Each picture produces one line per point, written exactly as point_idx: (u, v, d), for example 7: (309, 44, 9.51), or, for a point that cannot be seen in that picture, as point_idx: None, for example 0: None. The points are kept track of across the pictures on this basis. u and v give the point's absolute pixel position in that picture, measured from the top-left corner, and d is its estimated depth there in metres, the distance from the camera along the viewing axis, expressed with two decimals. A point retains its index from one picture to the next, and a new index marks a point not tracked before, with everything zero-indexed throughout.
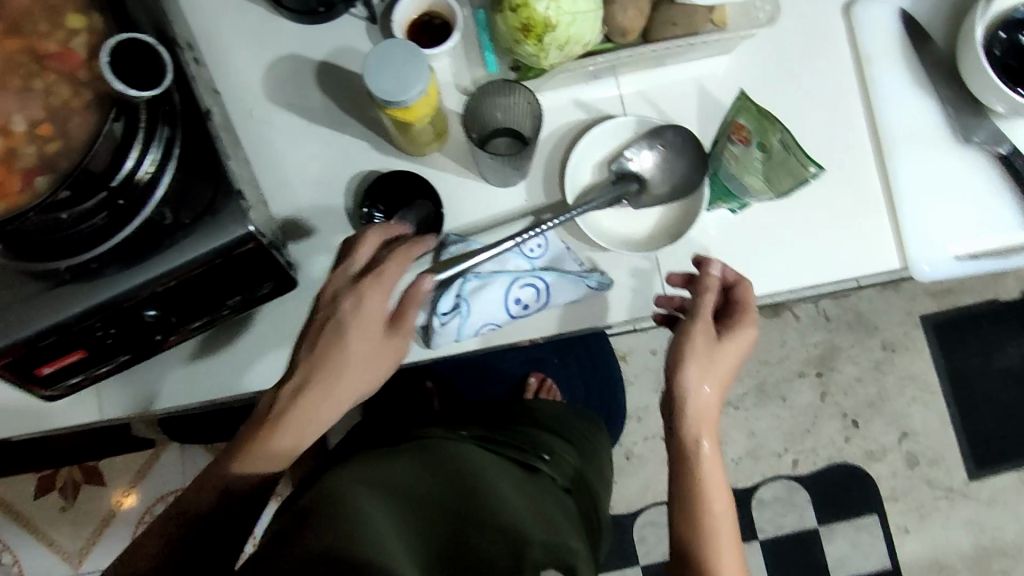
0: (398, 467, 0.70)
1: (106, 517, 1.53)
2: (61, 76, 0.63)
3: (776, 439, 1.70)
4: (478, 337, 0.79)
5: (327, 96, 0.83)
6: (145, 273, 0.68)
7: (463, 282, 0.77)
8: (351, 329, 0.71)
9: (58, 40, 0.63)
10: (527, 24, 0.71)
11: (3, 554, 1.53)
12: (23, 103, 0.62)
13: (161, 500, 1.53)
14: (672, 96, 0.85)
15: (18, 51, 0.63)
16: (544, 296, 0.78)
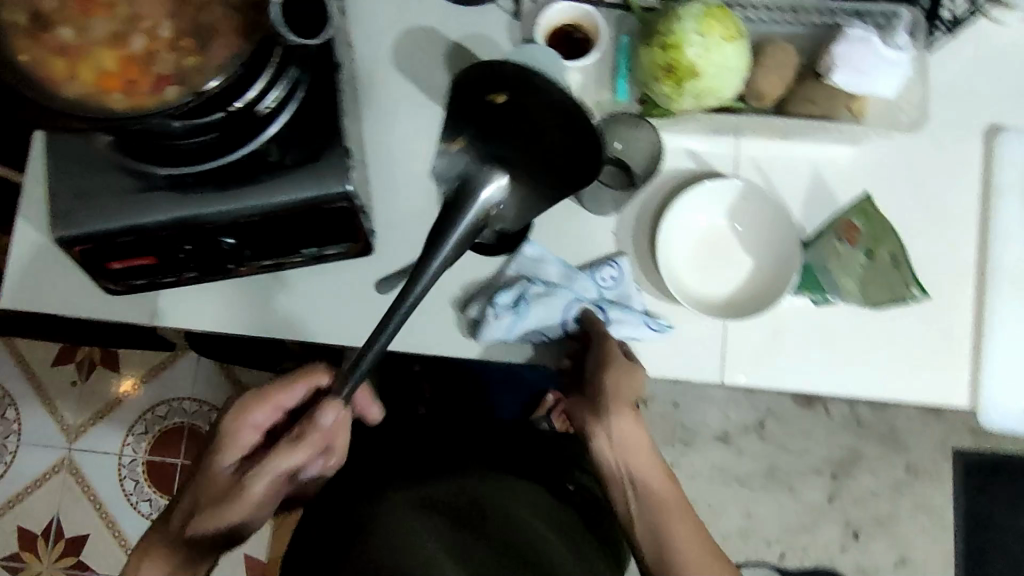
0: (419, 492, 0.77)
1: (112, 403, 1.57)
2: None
3: (772, 526, 1.67)
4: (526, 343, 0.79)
5: (451, 79, 0.83)
6: (237, 202, 0.69)
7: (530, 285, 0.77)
8: (248, 418, 0.73)
9: None
10: (671, 65, 0.70)
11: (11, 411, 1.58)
12: (173, 14, 0.64)
13: (168, 405, 1.56)
14: (789, 171, 0.82)
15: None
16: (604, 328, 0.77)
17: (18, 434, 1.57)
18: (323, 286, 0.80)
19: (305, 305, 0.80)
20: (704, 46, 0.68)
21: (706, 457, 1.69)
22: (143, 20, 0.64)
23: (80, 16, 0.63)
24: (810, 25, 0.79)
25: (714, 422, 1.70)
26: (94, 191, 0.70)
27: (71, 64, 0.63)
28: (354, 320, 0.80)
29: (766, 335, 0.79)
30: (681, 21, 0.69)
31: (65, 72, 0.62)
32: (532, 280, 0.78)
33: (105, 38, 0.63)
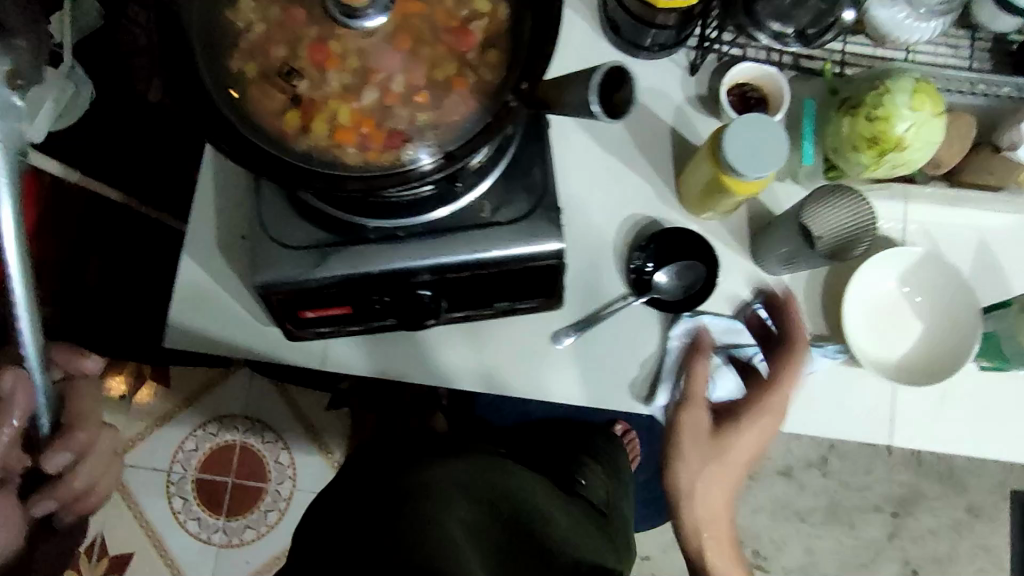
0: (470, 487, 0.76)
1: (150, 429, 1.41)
2: (451, 52, 0.64)
3: (833, 563, 1.68)
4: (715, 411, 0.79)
5: (625, 131, 0.83)
6: (446, 257, 0.68)
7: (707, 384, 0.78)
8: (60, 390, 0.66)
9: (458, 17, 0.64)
10: (877, 137, 0.71)
11: None
12: (405, 65, 0.63)
13: (221, 421, 1.42)
14: (954, 239, 0.83)
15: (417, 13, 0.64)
16: None
17: None
18: (497, 334, 0.79)
19: (478, 355, 0.79)
20: (915, 122, 0.69)
21: (769, 490, 1.69)
22: (375, 72, 0.63)
23: (314, 69, 0.63)
24: (984, 96, 0.81)
25: (777, 455, 1.71)
26: (300, 240, 0.69)
27: (304, 117, 0.63)
28: (527, 371, 0.79)
29: (937, 397, 0.79)
30: (892, 96, 0.70)
31: (298, 124, 0.63)
32: (708, 356, 0.78)
33: (337, 91, 0.63)
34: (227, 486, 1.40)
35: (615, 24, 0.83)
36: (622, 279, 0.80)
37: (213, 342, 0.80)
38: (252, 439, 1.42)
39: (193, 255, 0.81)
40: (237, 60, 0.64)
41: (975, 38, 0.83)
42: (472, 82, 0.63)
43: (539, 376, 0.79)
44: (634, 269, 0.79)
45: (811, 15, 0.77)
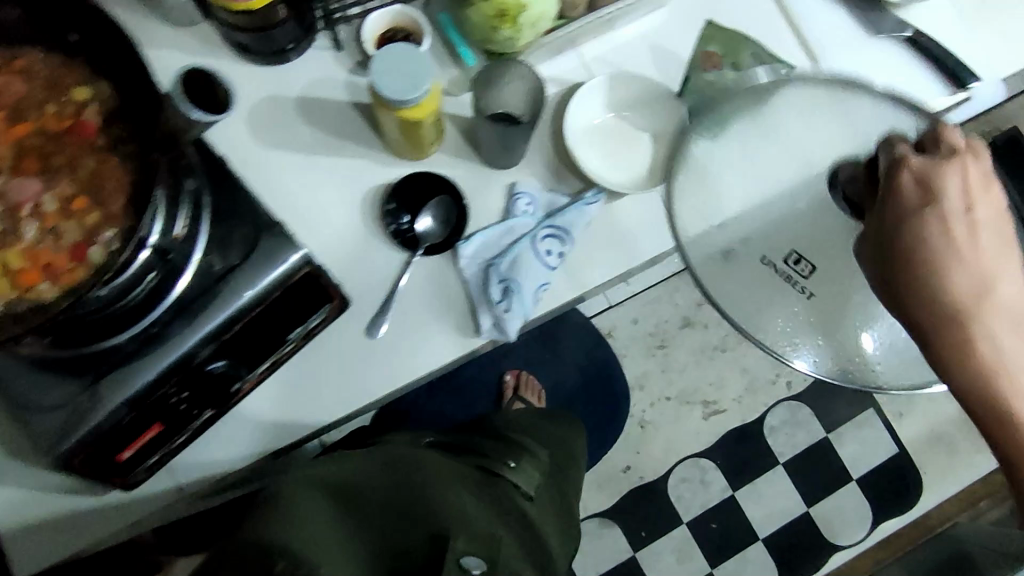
0: (375, 482, 0.83)
1: None
2: (84, 148, 0.64)
3: (767, 367, 1.81)
4: (540, 303, 0.82)
5: (316, 128, 0.85)
6: (211, 323, 0.68)
7: (504, 287, 0.79)
8: None
9: (70, 115, 0.64)
10: (500, 9, 0.77)
11: None
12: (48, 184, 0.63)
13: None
14: (629, 54, 0.92)
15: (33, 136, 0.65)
16: (565, 236, 0.82)
17: None
18: (317, 362, 0.80)
19: (314, 390, 0.79)
20: None
21: (684, 347, 1.81)
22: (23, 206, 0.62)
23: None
24: None
25: (671, 314, 1.81)
26: (68, 394, 0.67)
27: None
28: (364, 375, 0.80)
29: None
30: None
31: None
32: (495, 260, 0.80)
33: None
34: None
35: (243, 45, 0.84)
36: (389, 245, 0.82)
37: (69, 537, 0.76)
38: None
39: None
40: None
41: None
42: (122, 169, 0.63)
43: (375, 371, 0.80)
44: (394, 231, 0.81)
45: None
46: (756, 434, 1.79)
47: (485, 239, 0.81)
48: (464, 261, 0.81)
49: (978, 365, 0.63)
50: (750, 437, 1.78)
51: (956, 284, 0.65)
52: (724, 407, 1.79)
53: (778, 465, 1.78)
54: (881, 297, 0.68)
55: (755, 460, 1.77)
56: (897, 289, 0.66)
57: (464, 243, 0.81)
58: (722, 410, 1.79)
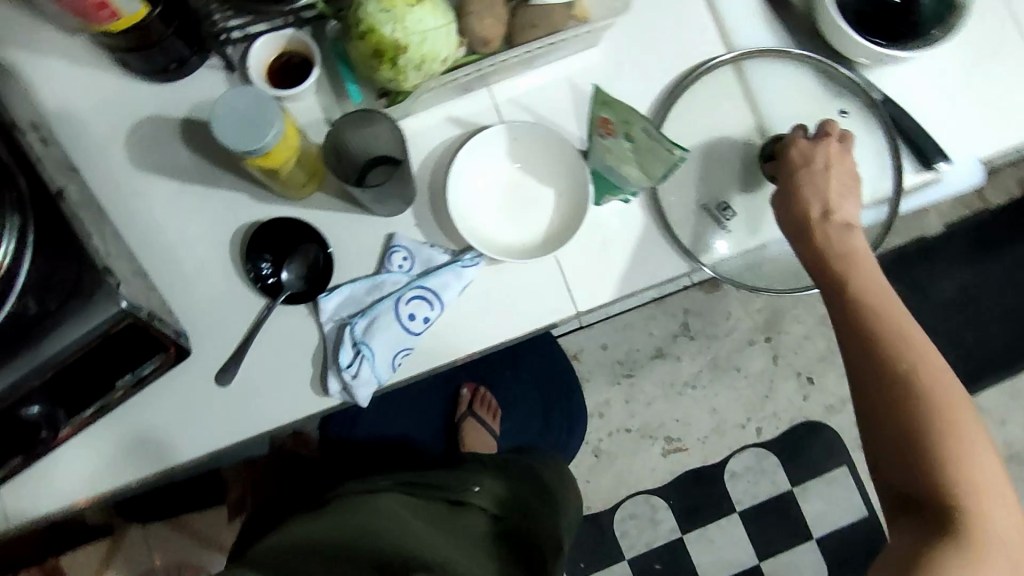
0: (335, 528, 0.81)
1: None
2: None
3: (738, 409, 1.73)
4: (399, 369, 0.77)
5: (194, 153, 0.80)
6: (15, 373, 0.63)
7: (356, 352, 0.75)
8: None
9: None
10: (378, 50, 0.70)
11: None
12: None
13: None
14: (548, 99, 0.84)
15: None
16: (433, 300, 0.76)
17: None
18: (164, 405, 0.76)
19: (156, 436, 0.76)
20: (395, 20, 0.68)
21: (652, 378, 1.73)
22: None
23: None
24: None
25: (643, 343, 1.74)
26: None
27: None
28: (210, 426, 0.77)
29: (593, 248, 0.81)
30: (364, 7, 0.69)
31: None
32: (352, 319, 0.76)
33: None
34: None
35: (122, 61, 0.78)
36: (251, 291, 0.78)
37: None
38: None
39: None
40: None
41: None
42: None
43: (224, 421, 0.77)
44: (254, 278, 0.76)
45: None
46: (717, 477, 1.71)
47: (348, 295, 0.77)
48: (324, 316, 0.76)
49: (863, 346, 0.70)
50: (709, 479, 1.71)
51: (858, 269, 0.74)
52: (686, 445, 1.71)
53: (734, 512, 1.70)
54: (788, 241, 0.80)
55: (712, 504, 1.70)
56: (784, 213, 0.79)
57: (324, 296, 0.76)
58: (684, 449, 1.71)
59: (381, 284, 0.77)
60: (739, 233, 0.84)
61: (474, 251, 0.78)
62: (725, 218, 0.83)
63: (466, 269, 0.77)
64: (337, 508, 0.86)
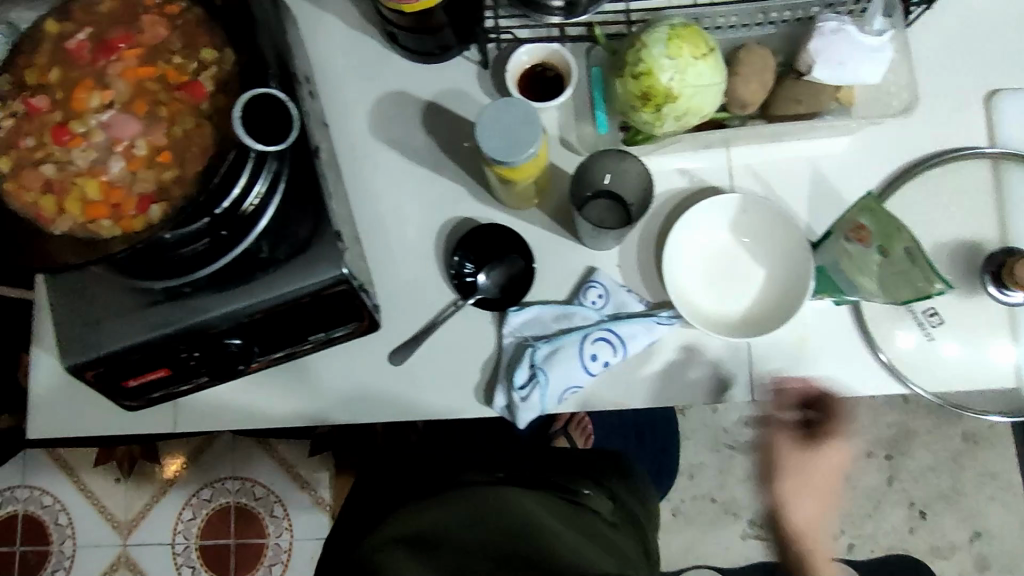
0: (467, 525, 0.72)
1: (163, 488, 1.48)
2: (187, 107, 0.65)
3: (835, 519, 1.59)
4: (563, 403, 0.76)
5: (430, 138, 0.82)
6: (240, 301, 0.68)
7: (532, 374, 0.74)
8: None
9: (188, 71, 0.65)
10: (647, 93, 0.69)
11: (62, 515, 1.48)
12: (146, 128, 0.65)
13: (212, 487, 1.49)
14: (786, 175, 0.80)
15: (149, 78, 0.66)
16: (619, 348, 0.75)
17: (73, 536, 1.48)
18: (335, 365, 0.79)
19: (319, 391, 0.78)
20: (677, 70, 0.67)
21: (754, 457, 1.63)
22: (119, 141, 0.65)
23: (59, 150, 0.65)
24: (780, 22, 0.77)
25: (755, 420, 1.63)
26: (99, 313, 0.70)
27: (59, 200, 0.64)
28: (368, 395, 0.78)
29: (787, 343, 0.77)
30: (648, 48, 0.67)
31: (55, 208, 0.64)
32: (535, 342, 0.75)
33: (85, 168, 0.64)
34: (229, 547, 1.47)
35: (392, 33, 0.82)
36: (446, 283, 0.79)
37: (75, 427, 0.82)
38: (245, 499, 1.48)
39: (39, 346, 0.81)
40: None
41: None
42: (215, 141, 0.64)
43: (383, 398, 0.78)
44: (454, 273, 0.77)
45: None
46: None
47: (538, 315, 0.76)
48: (507, 328, 0.76)
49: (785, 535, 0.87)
50: None
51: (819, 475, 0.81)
52: (767, 536, 1.61)
53: None
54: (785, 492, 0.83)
55: None
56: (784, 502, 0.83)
57: (513, 310, 0.76)
58: (765, 539, 1.60)
59: (572, 313, 0.76)
60: (954, 340, 0.77)
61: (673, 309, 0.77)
62: (930, 326, 0.77)
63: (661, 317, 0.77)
64: (449, 495, 0.77)
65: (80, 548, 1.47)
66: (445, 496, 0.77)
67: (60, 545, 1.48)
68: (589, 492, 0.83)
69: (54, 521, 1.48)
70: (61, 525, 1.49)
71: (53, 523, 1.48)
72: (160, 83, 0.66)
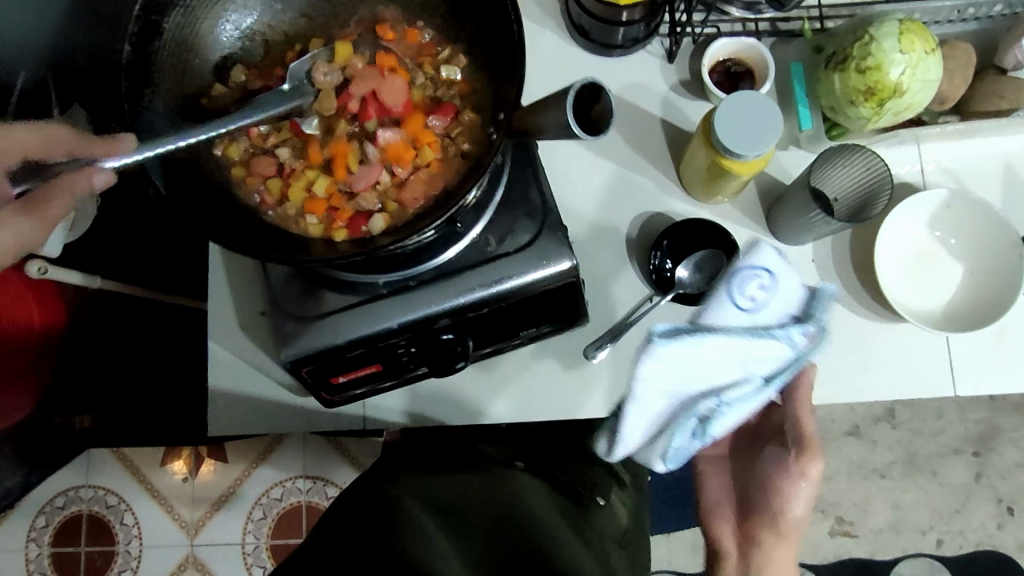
0: (470, 497, 0.68)
1: (228, 493, 1.26)
2: (438, 125, 0.68)
3: (922, 514, 1.38)
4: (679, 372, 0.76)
5: (616, 131, 0.82)
6: (464, 297, 0.67)
7: (710, 408, 0.76)
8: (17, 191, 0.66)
9: (444, 95, 0.69)
10: (873, 87, 0.69)
11: (127, 515, 1.26)
12: (382, 137, 0.67)
13: (282, 485, 1.26)
14: (979, 171, 0.79)
15: (412, 103, 0.69)
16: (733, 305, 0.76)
17: (140, 537, 1.26)
18: (529, 359, 0.78)
19: (513, 384, 0.78)
20: (909, 64, 0.67)
21: (840, 454, 1.39)
22: (351, 145, 0.67)
23: (298, 142, 0.69)
24: (982, 19, 0.77)
25: (840, 414, 1.40)
26: (317, 310, 0.69)
27: (283, 186, 0.68)
28: (568, 389, 0.78)
29: (991, 337, 0.76)
30: (879, 42, 0.68)
31: (275, 193, 0.68)
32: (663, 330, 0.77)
33: (314, 163, 0.68)
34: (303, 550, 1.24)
35: (582, 28, 0.82)
36: (643, 280, 0.79)
37: (250, 421, 0.79)
38: (317, 498, 1.25)
39: (218, 337, 0.79)
40: (218, 144, 0.68)
41: None
42: (446, 144, 0.68)
43: (580, 392, 0.77)
44: (654, 269, 0.77)
45: None
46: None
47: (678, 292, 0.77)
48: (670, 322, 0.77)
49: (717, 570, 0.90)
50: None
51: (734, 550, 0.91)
52: (857, 532, 1.38)
53: None
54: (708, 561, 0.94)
55: None
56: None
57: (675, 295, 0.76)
58: (853, 535, 1.38)
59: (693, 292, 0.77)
60: None
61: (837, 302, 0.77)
62: None
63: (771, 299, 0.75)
64: (473, 474, 0.74)
65: (148, 549, 1.25)
66: (468, 473, 0.74)
67: (125, 546, 1.25)
68: (607, 504, 0.83)
69: (119, 519, 1.26)
70: (126, 525, 1.26)
71: (117, 521, 1.26)
72: (414, 116, 0.69)
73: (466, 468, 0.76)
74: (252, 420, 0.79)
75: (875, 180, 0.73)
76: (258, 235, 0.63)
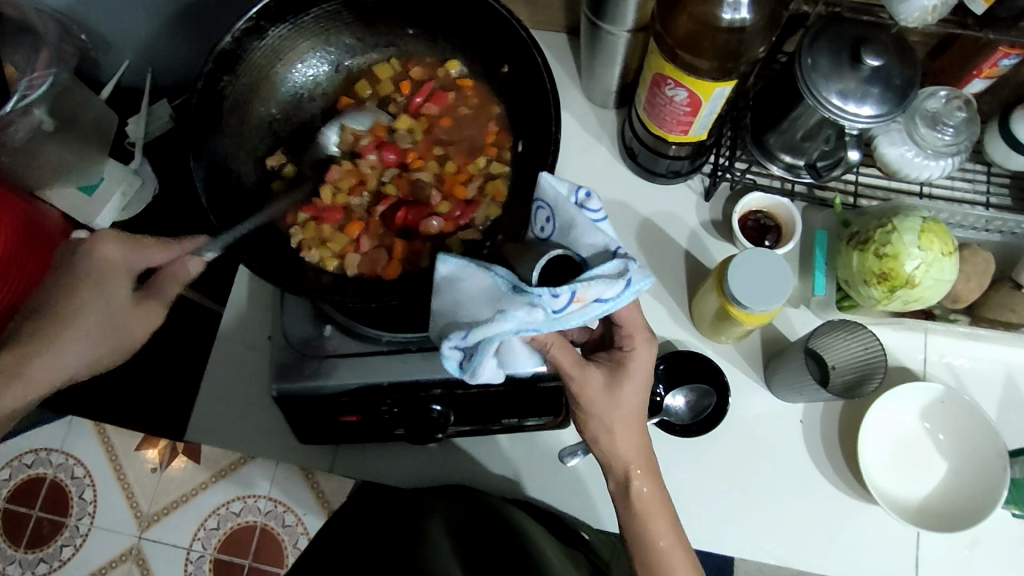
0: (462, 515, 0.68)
1: (186, 495, 1.24)
2: (473, 174, 0.76)
3: None
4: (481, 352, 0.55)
5: (641, 252, 0.85)
6: (454, 372, 0.70)
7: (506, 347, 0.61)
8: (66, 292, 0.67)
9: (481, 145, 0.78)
10: (887, 273, 0.72)
11: (87, 491, 1.25)
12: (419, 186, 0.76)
13: (245, 500, 1.24)
14: (981, 375, 0.80)
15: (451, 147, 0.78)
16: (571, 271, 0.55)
17: (91, 515, 1.24)
18: (506, 446, 0.79)
19: (483, 467, 0.79)
20: (925, 261, 0.70)
21: None
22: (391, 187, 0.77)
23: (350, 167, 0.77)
24: (1005, 232, 0.81)
25: None
26: (318, 350, 0.72)
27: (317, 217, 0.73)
28: (538, 483, 0.78)
29: (963, 543, 0.75)
30: (900, 234, 0.71)
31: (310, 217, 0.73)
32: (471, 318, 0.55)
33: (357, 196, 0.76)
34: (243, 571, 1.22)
35: (632, 151, 0.86)
36: None
37: (231, 436, 0.81)
38: (273, 523, 1.22)
39: (224, 349, 0.83)
40: (273, 158, 0.75)
41: (991, 173, 0.83)
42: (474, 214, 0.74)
43: (547, 490, 0.78)
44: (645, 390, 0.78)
45: (819, 151, 0.78)
46: None
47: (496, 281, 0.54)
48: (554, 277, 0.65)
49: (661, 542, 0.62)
50: None
51: None
52: None
53: None
54: None
55: None
56: None
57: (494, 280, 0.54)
58: None
59: None
60: None
61: (623, 264, 0.54)
62: None
63: (579, 212, 0.58)
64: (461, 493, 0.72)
65: (95, 529, 1.22)
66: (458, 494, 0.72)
67: (76, 521, 1.24)
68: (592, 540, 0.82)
69: (78, 493, 1.25)
70: (82, 499, 1.25)
71: (76, 495, 1.25)
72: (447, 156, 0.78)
73: (449, 491, 0.73)
74: (230, 436, 0.81)
75: (871, 359, 0.75)
76: (283, 265, 0.68)
